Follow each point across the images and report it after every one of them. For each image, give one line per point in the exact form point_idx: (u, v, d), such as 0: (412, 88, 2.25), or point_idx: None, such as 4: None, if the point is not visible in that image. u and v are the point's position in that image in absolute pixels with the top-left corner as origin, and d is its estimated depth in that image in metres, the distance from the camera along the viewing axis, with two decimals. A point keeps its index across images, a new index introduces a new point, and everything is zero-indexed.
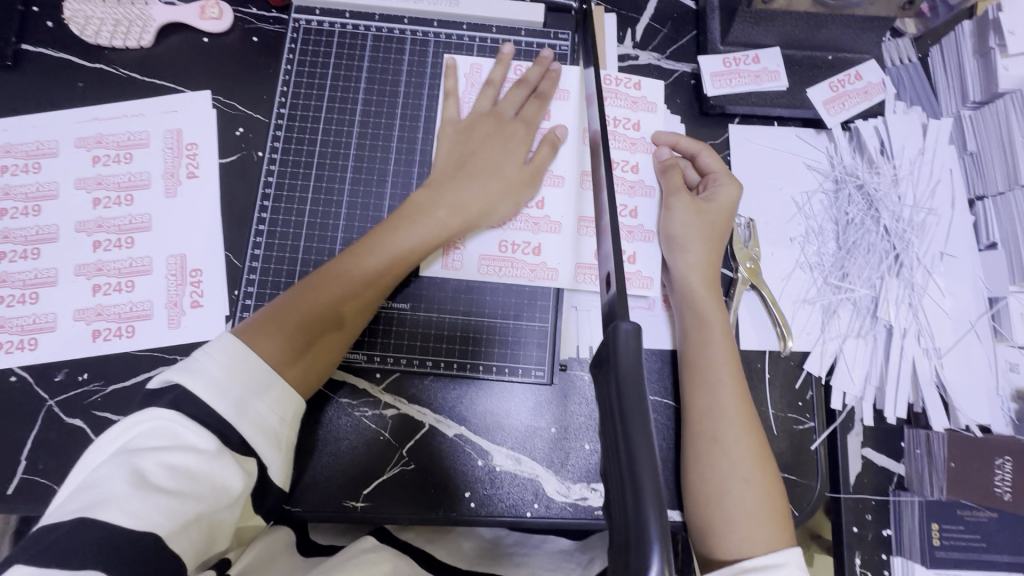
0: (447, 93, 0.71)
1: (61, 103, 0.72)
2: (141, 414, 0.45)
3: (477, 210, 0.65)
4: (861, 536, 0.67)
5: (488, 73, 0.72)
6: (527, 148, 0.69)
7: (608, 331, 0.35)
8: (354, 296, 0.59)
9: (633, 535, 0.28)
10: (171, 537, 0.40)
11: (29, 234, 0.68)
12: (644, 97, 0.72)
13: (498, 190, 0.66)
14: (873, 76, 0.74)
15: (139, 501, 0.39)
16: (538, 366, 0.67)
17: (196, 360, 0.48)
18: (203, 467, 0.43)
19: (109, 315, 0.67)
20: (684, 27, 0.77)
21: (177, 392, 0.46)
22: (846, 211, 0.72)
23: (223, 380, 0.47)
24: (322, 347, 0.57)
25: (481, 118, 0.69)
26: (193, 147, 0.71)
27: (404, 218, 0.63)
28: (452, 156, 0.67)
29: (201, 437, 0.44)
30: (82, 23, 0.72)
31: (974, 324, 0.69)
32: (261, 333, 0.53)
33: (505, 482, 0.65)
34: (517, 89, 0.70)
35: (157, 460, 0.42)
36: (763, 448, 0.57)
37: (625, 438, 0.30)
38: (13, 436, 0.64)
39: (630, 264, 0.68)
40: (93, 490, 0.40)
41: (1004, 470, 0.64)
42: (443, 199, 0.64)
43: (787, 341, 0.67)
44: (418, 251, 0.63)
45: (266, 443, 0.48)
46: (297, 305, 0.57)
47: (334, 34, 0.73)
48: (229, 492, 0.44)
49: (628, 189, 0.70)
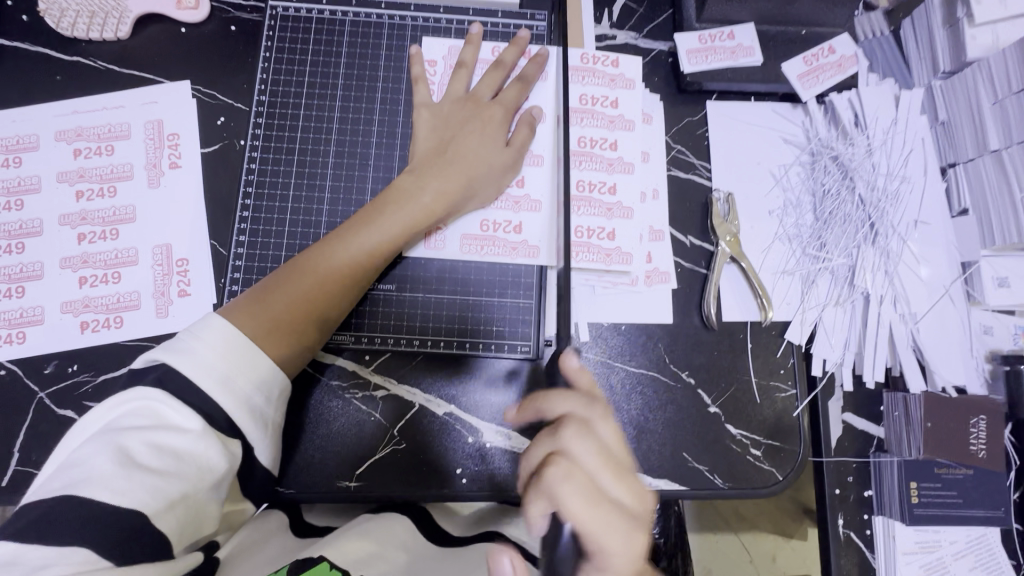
0: (416, 79, 0.71)
1: (40, 97, 0.72)
2: (125, 395, 0.46)
3: (459, 194, 0.66)
4: (843, 498, 0.68)
5: (460, 55, 0.72)
6: (506, 131, 0.69)
7: None
8: (340, 283, 0.60)
9: None
10: (157, 515, 0.42)
11: (13, 229, 0.68)
12: (621, 74, 0.72)
13: (481, 174, 0.67)
14: (846, 50, 0.75)
15: (124, 480, 0.41)
16: (524, 342, 0.68)
17: (181, 340, 0.49)
18: (189, 447, 0.44)
19: (96, 306, 0.67)
20: (660, 5, 0.78)
21: (161, 371, 0.47)
22: (822, 181, 0.74)
23: (211, 360, 0.48)
24: (307, 327, 0.57)
25: (460, 101, 0.70)
26: (174, 137, 0.71)
27: (389, 204, 0.64)
28: (432, 139, 0.68)
29: (187, 417, 0.45)
30: (57, 16, 0.72)
31: (948, 290, 0.71)
32: (245, 317, 0.53)
33: (495, 458, 0.66)
34: (495, 71, 0.71)
35: (143, 439, 0.43)
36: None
37: None
38: (6, 428, 0.64)
39: (609, 241, 0.69)
40: (77, 469, 0.41)
41: (979, 428, 0.67)
42: (426, 184, 0.65)
43: (768, 312, 0.69)
44: (402, 235, 0.63)
45: (253, 424, 0.49)
46: (283, 290, 0.57)
47: (312, 21, 0.73)
48: (214, 472, 0.45)
49: (605, 166, 0.70)
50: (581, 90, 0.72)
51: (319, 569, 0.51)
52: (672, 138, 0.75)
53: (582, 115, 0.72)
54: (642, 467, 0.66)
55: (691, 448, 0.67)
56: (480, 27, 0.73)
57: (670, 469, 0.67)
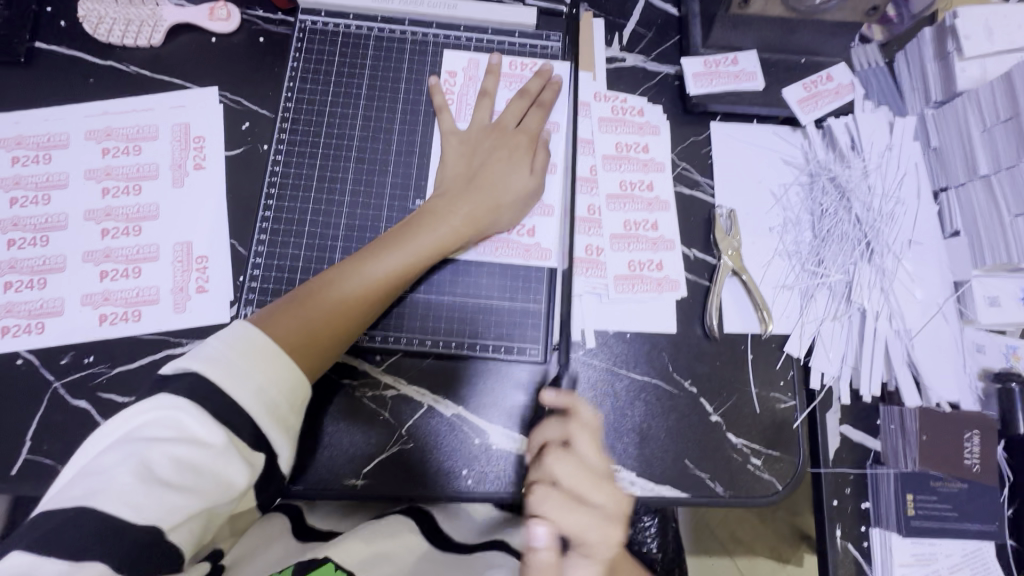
0: (438, 109, 0.74)
1: (73, 98, 0.75)
2: (149, 403, 0.47)
3: (488, 218, 0.68)
4: (841, 509, 0.70)
5: (482, 83, 0.75)
6: (530, 158, 0.71)
7: None
8: (368, 298, 0.62)
9: None
10: (173, 529, 0.44)
11: (38, 223, 0.71)
12: (648, 122, 0.78)
13: (507, 199, 0.69)
14: (844, 78, 0.79)
15: (144, 495, 0.43)
16: (532, 345, 0.70)
17: (212, 348, 0.50)
18: (208, 463, 0.46)
19: (115, 300, 0.69)
20: (668, 31, 0.82)
21: (192, 378, 0.48)
22: (820, 201, 0.77)
23: (238, 365, 0.49)
24: (333, 338, 0.59)
25: (486, 131, 0.72)
26: (200, 140, 0.74)
27: (421, 224, 0.66)
28: (460, 167, 0.70)
29: (208, 433, 0.46)
30: (94, 22, 0.76)
31: (941, 307, 0.73)
32: (276, 326, 0.56)
33: (500, 459, 0.67)
34: (520, 99, 0.74)
35: (164, 452, 0.45)
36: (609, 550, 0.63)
37: None
38: (21, 416, 0.65)
39: (658, 271, 0.73)
40: (100, 477, 0.43)
41: (972, 442, 0.68)
42: (459, 206, 0.67)
43: (768, 324, 0.71)
44: (432, 255, 0.66)
45: (272, 426, 0.50)
46: (314, 300, 0.59)
47: (338, 34, 0.77)
48: (233, 487, 0.47)
49: (645, 206, 0.75)
50: (615, 139, 0.77)
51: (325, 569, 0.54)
52: (678, 155, 0.78)
53: (620, 162, 0.76)
54: (642, 472, 0.68)
55: (692, 455, 0.69)
56: (500, 56, 0.76)
57: (674, 477, 0.68)
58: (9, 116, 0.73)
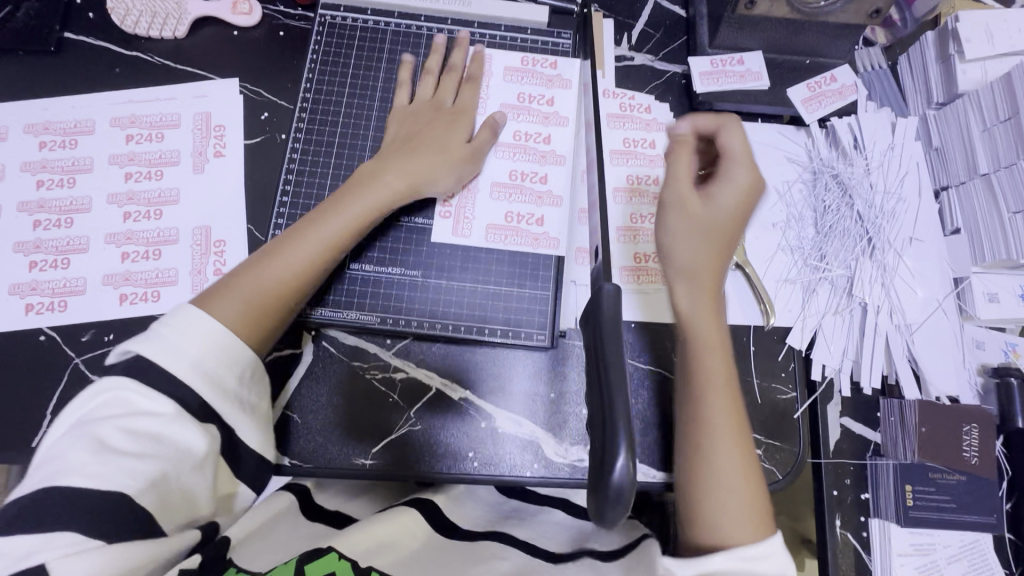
0: (398, 84, 0.76)
1: (99, 86, 0.77)
2: (95, 389, 0.49)
3: (421, 175, 0.69)
4: (841, 499, 0.71)
5: (425, 62, 0.77)
6: (468, 129, 0.73)
7: (594, 292, 0.43)
8: (311, 266, 0.62)
9: (606, 448, 0.35)
10: (140, 494, 0.46)
11: (63, 205, 0.73)
12: (655, 119, 0.80)
13: (443, 161, 0.70)
14: (847, 79, 0.81)
15: (100, 465, 0.45)
16: (540, 331, 0.71)
17: (156, 330, 0.52)
18: (161, 430, 0.48)
19: (136, 280, 0.71)
20: (675, 32, 0.85)
21: (131, 361, 0.50)
22: (823, 198, 0.79)
23: (178, 342, 0.51)
24: (278, 309, 0.60)
25: (422, 108, 0.74)
26: (220, 129, 0.77)
27: (354, 187, 0.67)
28: (403, 134, 0.72)
29: (158, 403, 0.49)
30: (122, 14, 0.78)
31: (942, 303, 0.74)
32: (213, 306, 0.56)
33: (506, 443, 0.69)
34: (449, 77, 0.76)
35: (115, 426, 0.47)
36: (741, 433, 0.58)
37: (604, 374, 0.38)
38: (42, 390, 0.67)
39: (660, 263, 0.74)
40: (57, 457, 0.45)
41: (971, 435, 0.69)
42: (392, 166, 0.68)
43: (770, 317, 0.73)
44: (372, 214, 0.66)
45: (220, 398, 0.52)
46: (254, 276, 0.60)
47: (356, 29, 0.79)
48: (193, 454, 0.49)
49: (651, 201, 0.77)
50: (623, 135, 0.79)
51: (327, 560, 0.52)
52: None
53: (626, 156, 0.79)
54: (645, 458, 0.69)
55: None
56: (444, 38, 0.78)
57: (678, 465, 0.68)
58: (38, 103, 0.76)
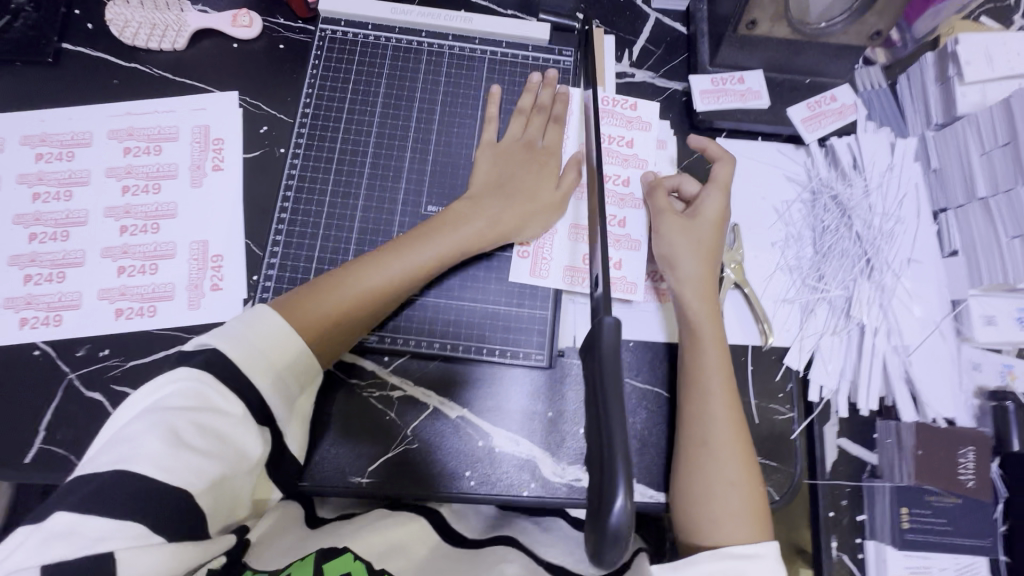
0: (489, 118, 0.76)
1: (97, 98, 0.77)
2: (172, 374, 0.49)
3: (510, 225, 0.70)
4: (837, 520, 0.71)
5: (518, 101, 0.78)
6: (557, 176, 0.73)
7: (594, 324, 0.42)
8: (389, 290, 0.63)
9: (606, 485, 0.36)
10: (200, 493, 0.46)
11: (59, 218, 0.72)
12: (638, 118, 0.79)
13: (534, 208, 0.71)
14: (847, 99, 0.81)
15: (174, 458, 0.45)
16: (538, 351, 0.71)
17: (232, 329, 0.53)
18: (229, 430, 0.49)
19: (132, 295, 0.71)
20: (677, 49, 0.85)
21: (208, 356, 0.50)
22: (822, 218, 0.79)
23: (253, 344, 0.52)
24: (345, 329, 0.61)
25: (516, 146, 0.74)
26: (219, 142, 0.76)
27: (445, 225, 0.68)
28: (491, 175, 0.73)
29: (230, 403, 0.49)
30: (121, 26, 0.78)
31: (939, 325, 0.75)
32: (296, 311, 0.58)
33: (503, 462, 0.68)
34: (538, 114, 0.76)
35: (188, 420, 0.47)
36: (747, 450, 0.64)
37: (603, 408, 0.38)
38: (35, 406, 0.67)
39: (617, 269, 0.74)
40: (130, 444, 0.45)
41: (967, 459, 0.69)
42: (484, 210, 0.70)
43: (769, 337, 0.73)
44: (456, 254, 0.67)
45: (281, 405, 0.54)
46: (333, 292, 0.61)
47: (357, 43, 0.79)
48: (247, 458, 0.50)
49: (617, 201, 0.77)
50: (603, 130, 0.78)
51: (343, 560, 0.54)
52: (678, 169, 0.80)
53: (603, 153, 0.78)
54: (643, 478, 0.69)
55: None
56: (538, 75, 0.79)
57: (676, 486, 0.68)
58: (35, 114, 0.75)
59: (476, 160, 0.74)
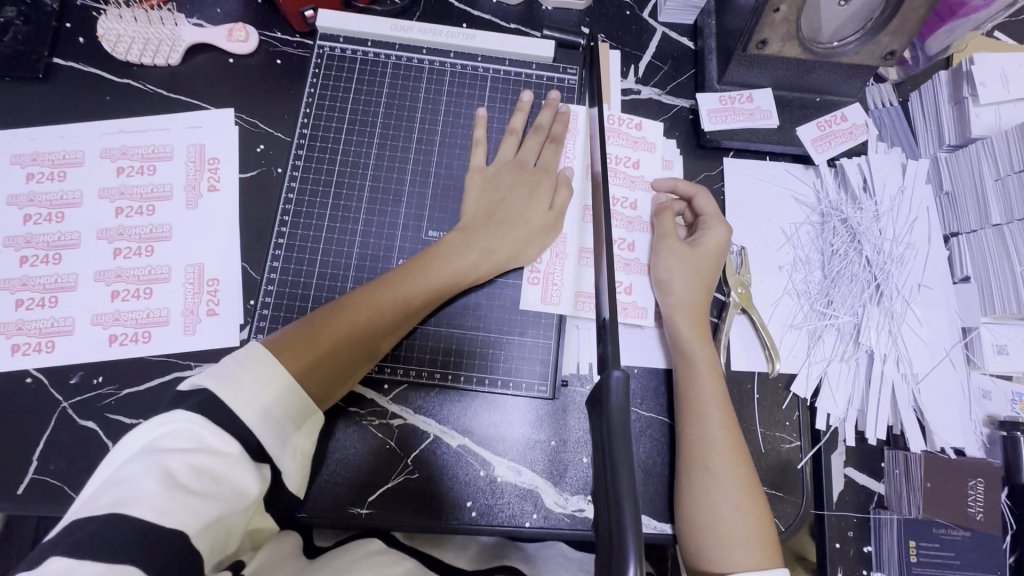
0: (476, 142, 0.74)
1: (88, 115, 0.75)
2: (167, 415, 0.48)
3: (504, 256, 0.68)
4: (843, 552, 0.70)
5: (510, 120, 0.76)
6: (549, 194, 0.72)
7: (602, 377, 0.42)
8: (381, 322, 0.62)
9: (615, 548, 0.34)
10: (197, 535, 0.44)
11: (51, 240, 0.71)
12: (643, 137, 0.78)
13: (526, 233, 0.69)
14: (859, 118, 0.79)
15: (170, 500, 0.43)
16: (541, 381, 0.70)
17: (226, 369, 0.52)
18: (224, 471, 0.47)
19: (126, 320, 0.69)
20: (684, 65, 0.83)
21: (204, 397, 0.49)
22: (831, 242, 0.77)
23: (243, 380, 0.51)
24: (339, 365, 0.60)
25: (507, 167, 0.73)
26: (214, 162, 0.74)
27: (438, 256, 0.67)
28: (482, 203, 0.71)
29: (226, 443, 0.48)
30: (113, 40, 0.76)
31: (949, 353, 0.73)
32: (287, 347, 0.57)
33: (505, 492, 0.67)
34: (535, 135, 0.74)
35: (184, 461, 0.46)
36: (751, 479, 0.62)
37: (611, 463, 0.37)
38: (28, 435, 0.66)
39: (626, 294, 0.73)
40: (123, 487, 0.43)
41: (977, 490, 0.69)
42: (477, 240, 0.68)
43: (775, 363, 0.71)
44: (449, 286, 0.66)
45: (276, 443, 0.51)
46: (326, 327, 0.60)
47: (356, 61, 0.77)
48: (247, 496, 0.48)
49: (625, 224, 0.75)
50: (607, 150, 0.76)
51: None
52: None
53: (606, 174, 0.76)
54: (646, 509, 0.67)
55: None
56: (532, 95, 0.76)
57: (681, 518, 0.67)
58: (25, 132, 0.73)
59: (466, 187, 0.72)
